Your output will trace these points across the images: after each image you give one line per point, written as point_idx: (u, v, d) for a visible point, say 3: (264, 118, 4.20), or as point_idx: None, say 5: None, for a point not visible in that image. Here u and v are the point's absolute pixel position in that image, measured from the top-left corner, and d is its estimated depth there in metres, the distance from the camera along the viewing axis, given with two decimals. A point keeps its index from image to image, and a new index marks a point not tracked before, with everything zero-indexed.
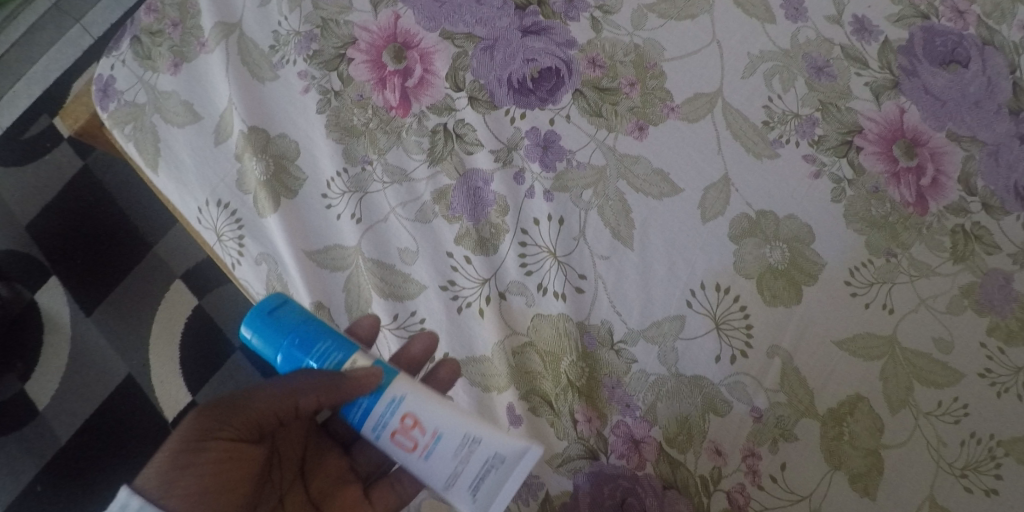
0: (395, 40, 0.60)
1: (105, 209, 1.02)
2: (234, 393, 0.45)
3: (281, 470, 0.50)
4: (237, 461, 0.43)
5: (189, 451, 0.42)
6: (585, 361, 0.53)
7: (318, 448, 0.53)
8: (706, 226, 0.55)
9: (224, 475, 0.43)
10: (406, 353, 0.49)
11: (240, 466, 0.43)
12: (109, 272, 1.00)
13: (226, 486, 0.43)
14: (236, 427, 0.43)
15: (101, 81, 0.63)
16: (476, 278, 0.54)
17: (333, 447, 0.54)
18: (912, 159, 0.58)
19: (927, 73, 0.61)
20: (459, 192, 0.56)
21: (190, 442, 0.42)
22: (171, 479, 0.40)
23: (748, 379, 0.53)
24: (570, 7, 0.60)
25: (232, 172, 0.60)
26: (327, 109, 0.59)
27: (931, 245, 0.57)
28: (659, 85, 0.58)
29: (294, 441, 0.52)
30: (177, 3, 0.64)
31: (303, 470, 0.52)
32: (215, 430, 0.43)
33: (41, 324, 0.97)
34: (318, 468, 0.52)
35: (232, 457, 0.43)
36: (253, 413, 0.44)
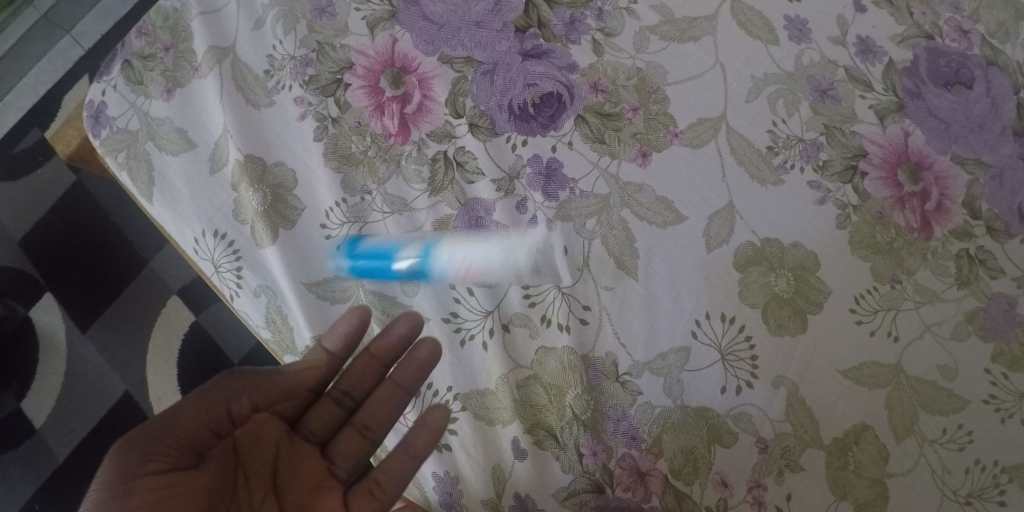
0: (393, 65, 0.59)
1: (100, 223, 1.00)
2: (148, 425, 0.45)
3: (248, 486, 0.48)
4: (178, 484, 0.43)
5: (117, 491, 0.41)
6: (590, 394, 0.53)
7: (292, 453, 0.51)
8: (711, 255, 0.55)
9: (167, 503, 0.42)
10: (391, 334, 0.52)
11: (183, 491, 0.43)
12: (106, 288, 0.99)
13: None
14: (163, 454, 0.43)
15: (92, 107, 0.62)
16: (479, 311, 0.54)
17: (308, 450, 0.51)
18: (916, 183, 0.58)
19: (931, 94, 0.60)
20: (461, 222, 0.55)
21: (116, 485, 0.42)
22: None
23: (754, 410, 0.53)
24: (571, 30, 0.59)
25: (228, 201, 0.58)
26: (324, 137, 0.58)
27: (936, 270, 0.56)
28: (662, 110, 0.58)
29: (262, 452, 0.49)
30: (170, 26, 0.63)
31: (276, 477, 0.49)
32: (140, 464, 0.42)
33: (35, 341, 0.95)
34: (293, 472, 0.50)
35: (172, 483, 0.43)
36: (175, 435, 0.45)
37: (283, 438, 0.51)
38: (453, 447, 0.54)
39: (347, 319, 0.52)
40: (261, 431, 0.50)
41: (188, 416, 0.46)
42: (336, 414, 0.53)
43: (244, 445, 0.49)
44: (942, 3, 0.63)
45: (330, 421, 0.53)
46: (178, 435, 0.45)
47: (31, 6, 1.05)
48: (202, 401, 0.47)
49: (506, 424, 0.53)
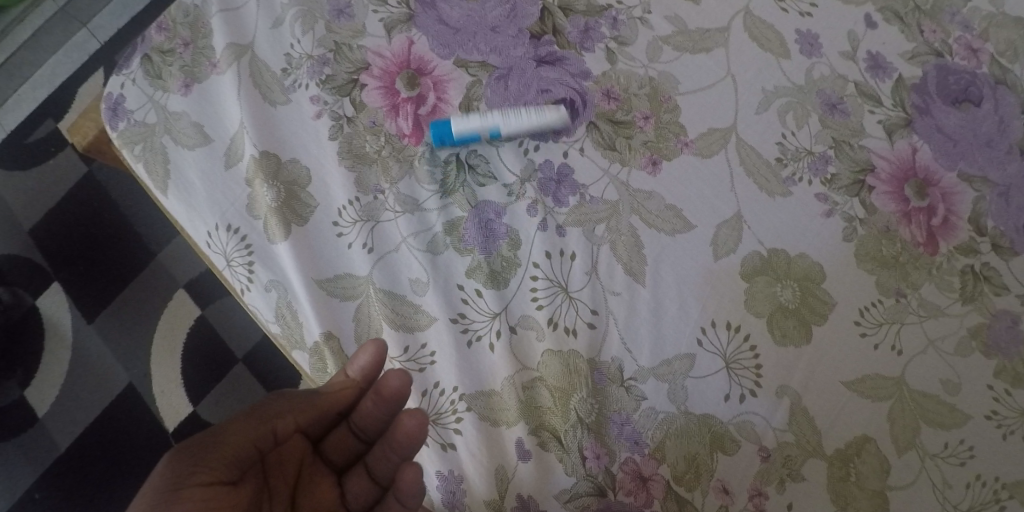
0: (409, 67, 0.60)
1: (109, 215, 1.01)
2: (198, 439, 0.47)
3: (272, 502, 0.49)
4: (222, 497, 0.45)
5: (161, 498, 0.43)
6: (595, 397, 0.53)
7: (311, 477, 0.53)
8: (717, 264, 0.55)
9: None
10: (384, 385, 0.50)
11: (225, 504, 0.44)
12: (113, 279, 1.00)
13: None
14: (212, 467, 0.45)
15: (110, 99, 0.62)
16: (487, 312, 0.54)
17: (325, 477, 0.54)
18: (923, 198, 0.58)
19: (939, 111, 0.61)
20: (471, 224, 0.56)
21: (163, 492, 0.43)
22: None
23: (757, 418, 0.53)
24: (585, 38, 0.60)
25: (243, 197, 0.59)
26: (339, 136, 0.59)
27: (940, 285, 0.57)
28: (673, 119, 0.58)
29: (287, 471, 0.51)
30: (189, 22, 0.64)
31: (296, 497, 0.51)
32: (188, 475, 0.44)
33: (41, 330, 0.96)
34: (310, 495, 0.52)
35: (217, 495, 0.44)
36: (224, 448, 0.47)
37: (307, 460, 0.53)
38: (458, 447, 0.54)
39: (363, 355, 0.50)
40: (290, 451, 0.52)
41: (236, 432, 0.48)
42: (353, 445, 0.55)
43: (273, 462, 0.51)
44: (953, 21, 0.63)
45: (348, 450, 0.55)
46: (227, 449, 0.47)
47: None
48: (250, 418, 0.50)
49: (510, 425, 0.54)
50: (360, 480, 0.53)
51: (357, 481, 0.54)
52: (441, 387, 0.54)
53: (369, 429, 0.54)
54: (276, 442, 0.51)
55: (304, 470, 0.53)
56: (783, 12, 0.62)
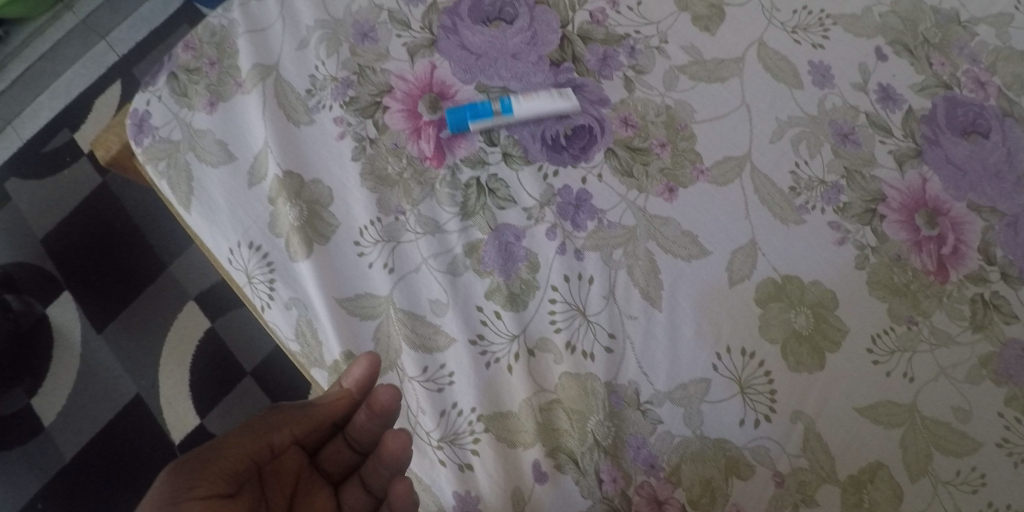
0: (431, 91, 0.61)
1: (122, 226, 1.02)
2: (196, 452, 0.47)
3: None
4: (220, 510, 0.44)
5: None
6: (611, 420, 0.54)
7: (307, 488, 0.53)
8: (732, 289, 0.56)
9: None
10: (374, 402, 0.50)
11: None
12: (124, 290, 1.00)
13: None
14: (210, 480, 0.45)
15: (137, 115, 0.63)
16: (506, 334, 0.55)
17: (320, 489, 0.54)
18: (933, 228, 0.60)
19: (949, 143, 0.62)
20: (491, 246, 0.57)
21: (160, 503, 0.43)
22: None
23: (771, 443, 0.54)
24: (604, 66, 0.62)
25: (265, 215, 0.60)
26: (361, 157, 0.60)
27: (951, 313, 0.58)
28: (689, 147, 0.60)
29: (283, 483, 0.52)
30: (216, 42, 0.65)
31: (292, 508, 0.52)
32: (187, 488, 0.44)
33: (50, 339, 0.96)
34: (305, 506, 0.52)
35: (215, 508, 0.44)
36: (222, 461, 0.47)
37: (302, 473, 0.53)
38: (475, 468, 0.54)
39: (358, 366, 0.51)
40: (286, 463, 0.52)
41: (233, 445, 0.48)
42: (349, 458, 0.55)
43: (269, 475, 0.51)
44: (961, 54, 0.65)
45: (343, 463, 0.55)
46: (225, 462, 0.47)
47: (70, 11, 1.05)
48: (248, 431, 0.50)
49: (528, 446, 0.54)
50: (355, 491, 0.54)
51: (352, 492, 0.54)
52: (459, 408, 0.55)
53: (364, 444, 0.53)
54: (272, 454, 0.51)
55: (300, 482, 0.53)
56: (796, 43, 0.63)
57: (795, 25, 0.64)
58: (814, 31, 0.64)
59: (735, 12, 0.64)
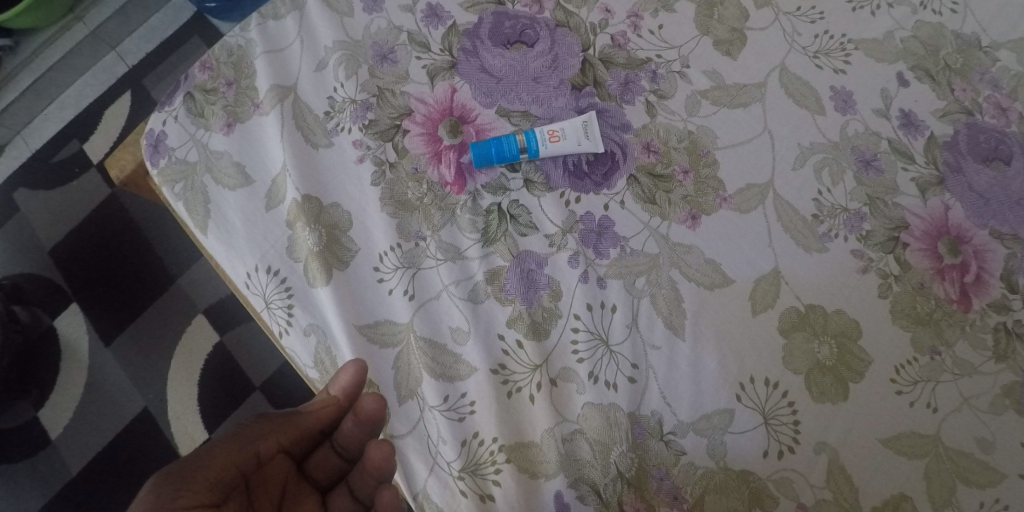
0: (452, 114, 0.61)
1: (130, 238, 1.00)
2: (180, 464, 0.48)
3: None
4: None
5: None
6: (635, 451, 0.54)
7: (298, 494, 0.53)
8: (756, 318, 0.56)
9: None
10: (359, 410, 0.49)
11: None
12: (131, 302, 0.98)
13: None
14: (197, 489, 0.46)
15: (152, 135, 0.62)
16: (528, 363, 0.55)
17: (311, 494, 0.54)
18: (956, 256, 0.59)
19: (971, 170, 0.61)
20: (513, 273, 0.56)
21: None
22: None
23: (795, 475, 0.53)
24: (626, 90, 0.62)
25: (283, 239, 0.59)
26: (381, 181, 0.59)
27: (974, 342, 0.57)
28: (712, 174, 0.59)
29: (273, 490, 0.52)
30: (233, 62, 0.64)
31: None
32: (174, 496, 0.44)
33: (58, 351, 0.95)
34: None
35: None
36: (208, 470, 0.48)
37: (292, 480, 0.54)
38: (497, 499, 0.54)
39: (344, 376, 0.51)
40: (274, 472, 0.52)
41: (219, 454, 0.49)
42: (336, 464, 0.55)
43: (257, 484, 0.51)
44: (983, 80, 0.64)
45: (332, 469, 0.56)
46: (212, 470, 0.48)
47: (78, 23, 1.03)
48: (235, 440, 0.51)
49: (550, 477, 0.54)
50: (342, 497, 0.54)
51: (339, 498, 0.54)
52: (480, 437, 0.54)
53: (350, 449, 0.54)
54: (259, 462, 0.52)
55: (288, 489, 0.53)
56: (818, 68, 0.63)
57: (817, 50, 0.64)
58: (836, 56, 0.64)
59: (756, 36, 0.64)
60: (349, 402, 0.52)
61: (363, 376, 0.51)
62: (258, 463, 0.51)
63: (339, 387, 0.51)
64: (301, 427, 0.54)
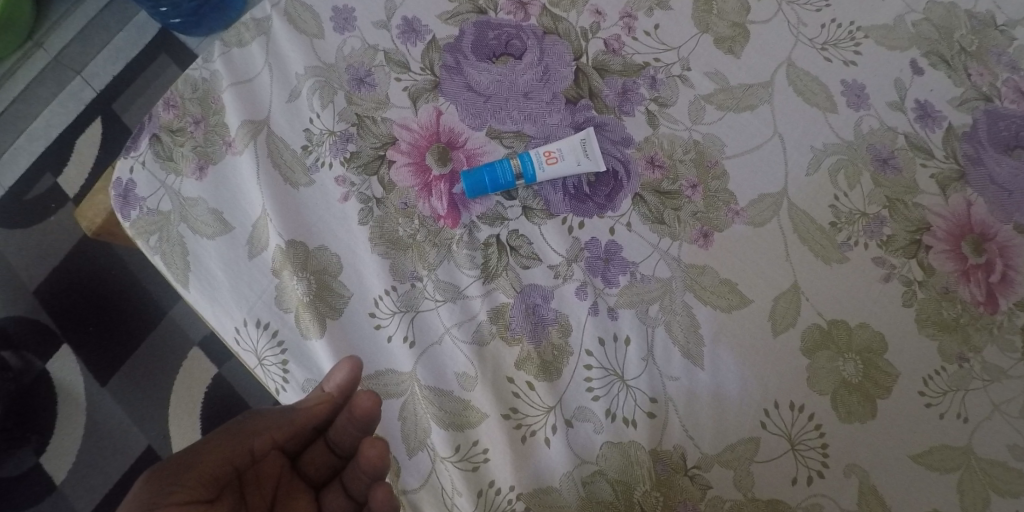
0: (439, 140, 0.56)
1: (116, 271, 0.92)
2: (173, 461, 0.44)
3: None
4: None
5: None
6: (660, 489, 0.51)
7: (291, 493, 0.47)
8: (777, 339, 0.53)
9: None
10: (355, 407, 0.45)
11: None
12: (125, 339, 0.90)
13: None
14: (189, 486, 0.42)
15: (119, 185, 0.57)
16: (542, 406, 0.52)
17: (305, 492, 0.48)
18: (980, 255, 0.56)
19: (992, 161, 0.58)
20: (517, 310, 0.53)
21: None
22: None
23: (827, 500, 0.51)
24: (624, 101, 0.57)
25: (270, 288, 0.55)
26: (369, 220, 0.55)
27: (1003, 346, 0.54)
28: (722, 186, 0.56)
29: (265, 488, 0.46)
30: (199, 97, 0.59)
31: None
32: (165, 494, 0.41)
33: (54, 393, 0.87)
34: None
35: None
36: (199, 467, 0.43)
37: (284, 478, 0.48)
38: None
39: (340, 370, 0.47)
40: (267, 470, 0.47)
41: (211, 450, 0.45)
42: (331, 461, 0.49)
43: (251, 482, 0.46)
44: (999, 62, 0.60)
45: (328, 467, 0.49)
46: (203, 467, 0.43)
47: (40, 48, 0.94)
48: (227, 435, 0.46)
49: None
50: (337, 496, 0.47)
51: (334, 497, 0.47)
52: (497, 486, 0.52)
53: (347, 446, 0.48)
54: (253, 459, 0.46)
55: (282, 487, 0.47)
56: (826, 61, 0.59)
57: (825, 41, 0.59)
58: (846, 47, 0.59)
59: (760, 31, 0.60)
60: (345, 400, 0.47)
61: (361, 371, 0.48)
62: (251, 459, 0.46)
63: (336, 382, 0.47)
64: (297, 423, 0.47)
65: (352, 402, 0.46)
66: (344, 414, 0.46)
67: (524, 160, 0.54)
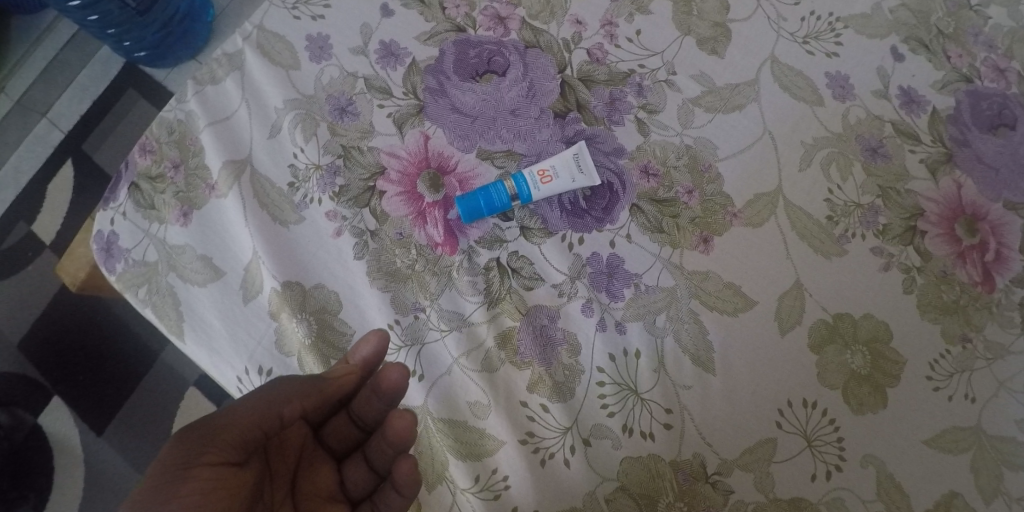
0: (429, 165, 0.55)
1: (100, 314, 0.85)
2: (210, 417, 0.43)
3: (273, 489, 0.45)
4: (228, 484, 0.40)
5: (171, 479, 0.39)
6: (683, 499, 0.51)
7: (313, 459, 0.48)
8: (785, 338, 0.53)
9: (217, 501, 0.39)
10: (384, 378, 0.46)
11: (233, 488, 0.40)
12: (118, 384, 0.84)
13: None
14: (221, 447, 0.41)
15: (102, 238, 0.56)
16: (558, 427, 0.52)
17: (326, 460, 0.49)
18: (974, 236, 0.56)
19: (978, 141, 0.58)
20: (526, 333, 0.53)
21: (170, 473, 0.39)
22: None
23: (847, 493, 0.52)
24: (612, 110, 0.57)
25: (269, 332, 0.54)
26: (365, 254, 0.54)
27: (1002, 323, 0.55)
28: (717, 190, 0.55)
29: (289, 453, 0.47)
30: (176, 140, 0.57)
31: (296, 482, 0.47)
32: (198, 454, 0.40)
33: (50, 446, 0.81)
34: (309, 484, 0.47)
35: (221, 481, 0.40)
36: (232, 429, 0.42)
37: (307, 446, 0.49)
38: None
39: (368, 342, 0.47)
40: (292, 438, 0.47)
41: (245, 411, 0.43)
42: (353, 432, 0.50)
43: (276, 447, 0.46)
44: (976, 42, 0.60)
45: (350, 436, 0.50)
46: (233, 430, 0.42)
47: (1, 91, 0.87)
48: (258, 399, 0.44)
49: None
50: (358, 468, 0.49)
51: (356, 468, 0.49)
52: None
53: (370, 419, 0.49)
54: (282, 425, 0.44)
55: (304, 455, 0.48)
56: (809, 54, 0.59)
57: (806, 34, 0.59)
58: (826, 38, 0.59)
59: (741, 29, 0.59)
60: (368, 373, 0.48)
61: (385, 346, 0.47)
62: (281, 425, 0.44)
63: (362, 354, 0.47)
64: (325, 393, 0.46)
65: (380, 375, 0.46)
66: (367, 387, 0.48)
67: (518, 180, 0.53)
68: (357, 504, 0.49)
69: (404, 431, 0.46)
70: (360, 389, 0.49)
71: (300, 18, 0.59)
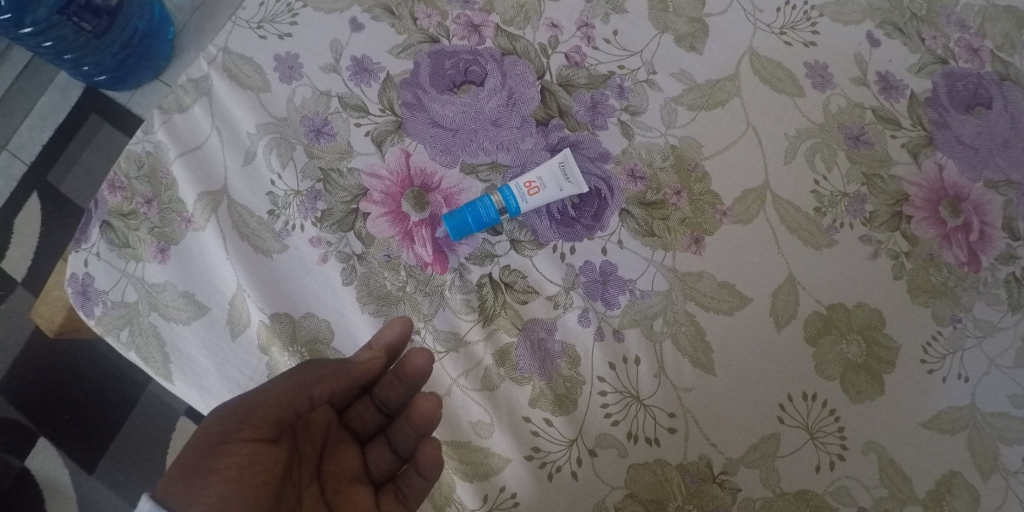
0: (412, 184, 0.54)
1: (79, 348, 0.79)
2: (246, 394, 0.43)
3: (300, 470, 0.44)
4: (262, 460, 0.40)
5: (207, 453, 0.39)
6: (692, 501, 0.51)
7: (338, 440, 0.47)
8: (781, 333, 0.53)
9: (252, 477, 0.39)
10: (407, 366, 0.45)
11: (269, 465, 0.40)
12: (106, 420, 0.78)
13: (252, 492, 0.39)
14: (256, 423, 0.41)
15: (76, 281, 0.54)
16: (563, 440, 0.51)
17: (350, 442, 0.48)
18: (957, 217, 0.56)
19: (956, 122, 0.58)
20: (523, 349, 0.52)
21: (210, 447, 0.39)
22: (189, 492, 0.38)
23: (851, 481, 0.52)
24: (594, 114, 0.56)
25: (261, 367, 0.52)
26: (354, 279, 0.52)
27: (990, 301, 0.55)
28: (705, 189, 0.55)
29: (315, 433, 0.46)
30: (146, 174, 0.55)
31: (322, 464, 0.46)
32: (235, 429, 0.40)
33: (39, 490, 0.76)
34: (335, 465, 0.46)
35: (255, 459, 0.40)
36: (265, 406, 0.42)
37: (333, 429, 0.47)
38: None
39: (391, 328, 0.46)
40: (317, 421, 0.46)
41: (278, 388, 0.43)
42: (377, 417, 0.49)
43: (303, 428, 0.45)
44: (949, 23, 0.60)
45: (374, 421, 0.49)
46: (266, 407, 0.42)
47: None
48: (287, 379, 0.44)
49: None
50: (382, 453, 0.48)
51: (379, 452, 0.48)
52: None
53: (393, 405, 0.48)
54: (312, 406, 0.44)
55: (330, 437, 0.47)
56: (787, 46, 0.58)
57: (782, 25, 0.59)
58: (803, 28, 0.59)
59: (717, 23, 0.59)
60: (390, 358, 0.46)
61: (409, 333, 0.47)
62: (311, 406, 0.44)
63: (385, 340, 0.46)
64: (351, 376, 0.44)
65: (405, 361, 0.46)
66: (391, 373, 0.47)
67: (506, 193, 0.52)
68: (380, 486, 0.48)
69: (428, 418, 0.46)
70: (385, 374, 0.47)
71: (266, 37, 0.57)
